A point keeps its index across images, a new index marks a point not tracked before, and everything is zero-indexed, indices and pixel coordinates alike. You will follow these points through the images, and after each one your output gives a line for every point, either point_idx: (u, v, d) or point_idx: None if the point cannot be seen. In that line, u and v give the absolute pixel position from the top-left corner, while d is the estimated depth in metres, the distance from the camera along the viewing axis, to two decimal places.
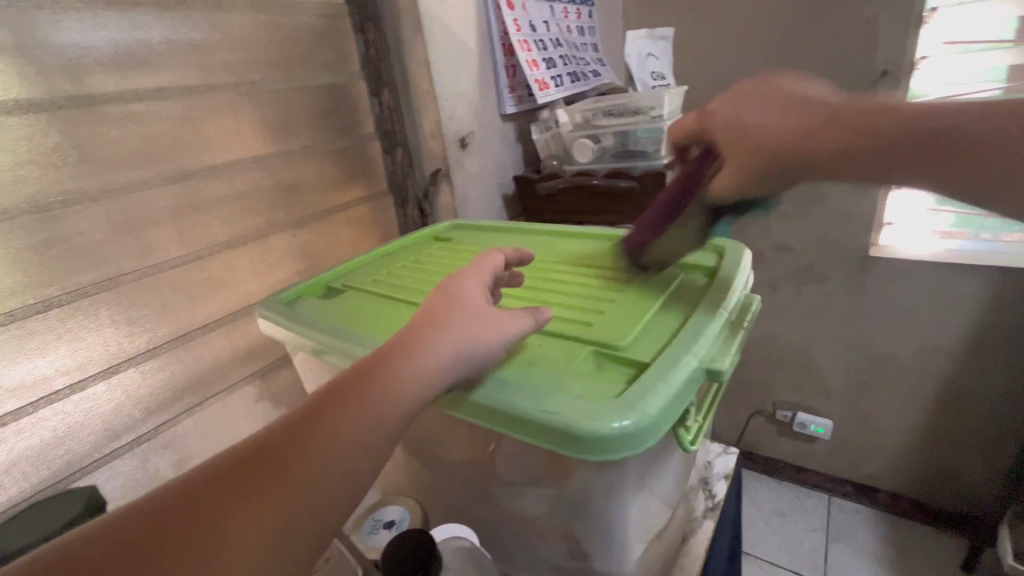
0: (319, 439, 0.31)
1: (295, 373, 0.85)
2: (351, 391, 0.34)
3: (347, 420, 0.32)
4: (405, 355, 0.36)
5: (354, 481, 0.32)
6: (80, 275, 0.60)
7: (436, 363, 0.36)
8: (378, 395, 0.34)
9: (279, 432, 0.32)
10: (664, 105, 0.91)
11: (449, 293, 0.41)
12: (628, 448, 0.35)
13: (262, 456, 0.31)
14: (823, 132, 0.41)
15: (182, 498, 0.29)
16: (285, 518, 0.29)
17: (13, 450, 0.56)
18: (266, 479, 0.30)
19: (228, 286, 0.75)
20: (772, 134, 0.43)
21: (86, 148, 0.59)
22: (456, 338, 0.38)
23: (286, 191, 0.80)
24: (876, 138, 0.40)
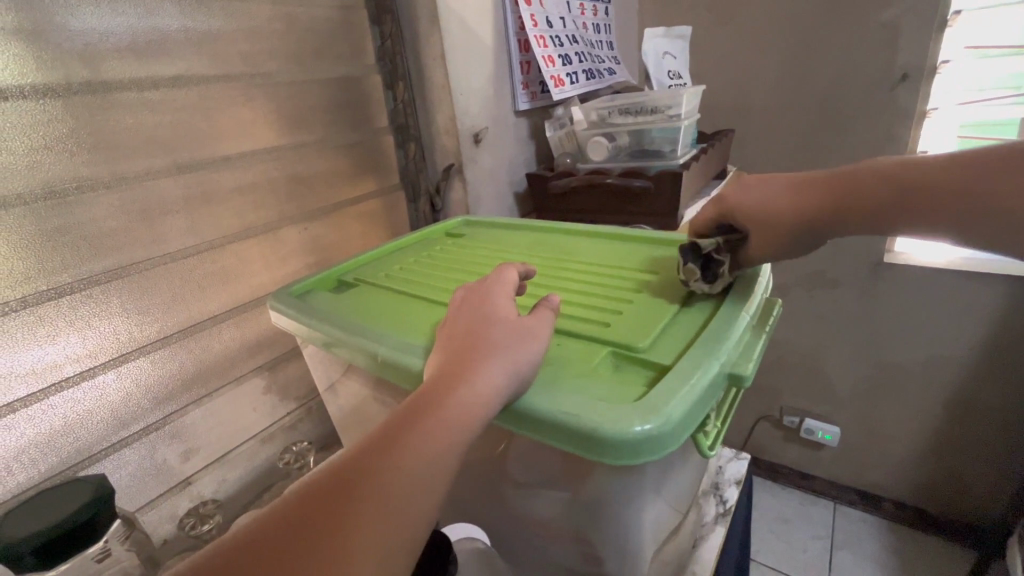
0: (388, 473, 0.30)
1: (302, 366, 0.85)
2: (410, 417, 0.33)
3: (411, 449, 0.31)
4: (455, 373, 0.35)
5: (424, 513, 0.30)
6: (92, 262, 0.59)
7: (487, 381, 0.35)
8: (420, 420, 0.32)
9: (343, 467, 0.31)
10: (681, 104, 0.90)
11: (476, 309, 0.41)
12: (652, 451, 0.34)
13: (331, 496, 0.29)
14: (840, 198, 0.47)
15: (252, 548, 0.28)
16: (365, 562, 0.27)
17: (23, 436, 0.56)
18: (338, 520, 0.28)
19: (238, 277, 0.74)
20: (794, 206, 0.49)
21: (101, 135, 0.59)
22: (500, 353, 0.37)
23: (299, 183, 0.80)
24: (895, 197, 0.45)
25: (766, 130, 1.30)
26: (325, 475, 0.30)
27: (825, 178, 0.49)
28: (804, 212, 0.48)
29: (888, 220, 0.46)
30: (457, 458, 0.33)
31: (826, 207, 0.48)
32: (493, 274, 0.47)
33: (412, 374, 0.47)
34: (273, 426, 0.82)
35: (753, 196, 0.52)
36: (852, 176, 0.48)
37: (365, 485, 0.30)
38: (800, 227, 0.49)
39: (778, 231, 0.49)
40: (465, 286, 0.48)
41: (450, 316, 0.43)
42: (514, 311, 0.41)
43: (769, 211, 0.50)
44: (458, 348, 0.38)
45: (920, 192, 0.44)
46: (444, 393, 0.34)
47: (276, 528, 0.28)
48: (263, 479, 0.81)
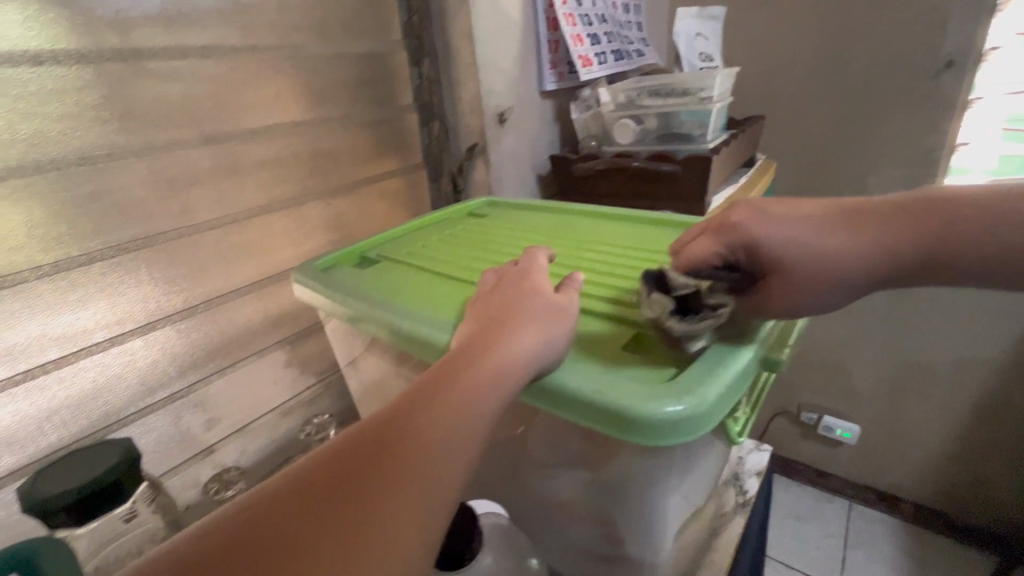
0: (422, 436, 0.29)
1: (322, 343, 0.85)
2: (444, 383, 0.32)
3: (445, 414, 0.31)
4: (490, 342, 0.35)
5: (456, 481, 0.29)
6: (122, 230, 0.60)
7: (522, 353, 0.35)
8: (459, 383, 0.32)
9: (375, 429, 0.30)
10: (714, 87, 0.88)
11: (513, 287, 0.41)
12: (685, 433, 0.34)
13: (364, 456, 0.28)
14: (886, 246, 0.41)
15: (275, 506, 0.26)
16: (398, 526, 0.26)
17: (55, 398, 0.57)
18: (370, 482, 0.27)
19: (262, 251, 0.75)
20: (842, 253, 0.41)
21: (130, 103, 0.59)
22: (534, 327, 0.37)
23: (322, 159, 0.80)
24: (938, 244, 0.41)
25: (798, 118, 1.26)
26: (357, 436, 0.29)
27: (865, 220, 0.42)
28: (852, 263, 0.41)
29: (930, 266, 0.41)
30: (490, 428, 0.32)
31: (873, 257, 0.41)
32: (523, 257, 0.47)
33: (437, 348, 0.47)
34: (293, 399, 0.83)
35: (780, 236, 0.41)
36: (894, 220, 0.42)
37: (399, 447, 0.29)
38: (846, 281, 0.41)
39: (824, 287, 0.41)
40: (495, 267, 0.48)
41: (481, 293, 0.43)
42: (547, 288, 0.41)
43: (811, 261, 0.41)
44: (490, 320, 0.38)
45: (966, 235, 0.40)
46: (480, 361, 0.34)
47: (305, 486, 0.27)
48: (281, 451, 0.82)
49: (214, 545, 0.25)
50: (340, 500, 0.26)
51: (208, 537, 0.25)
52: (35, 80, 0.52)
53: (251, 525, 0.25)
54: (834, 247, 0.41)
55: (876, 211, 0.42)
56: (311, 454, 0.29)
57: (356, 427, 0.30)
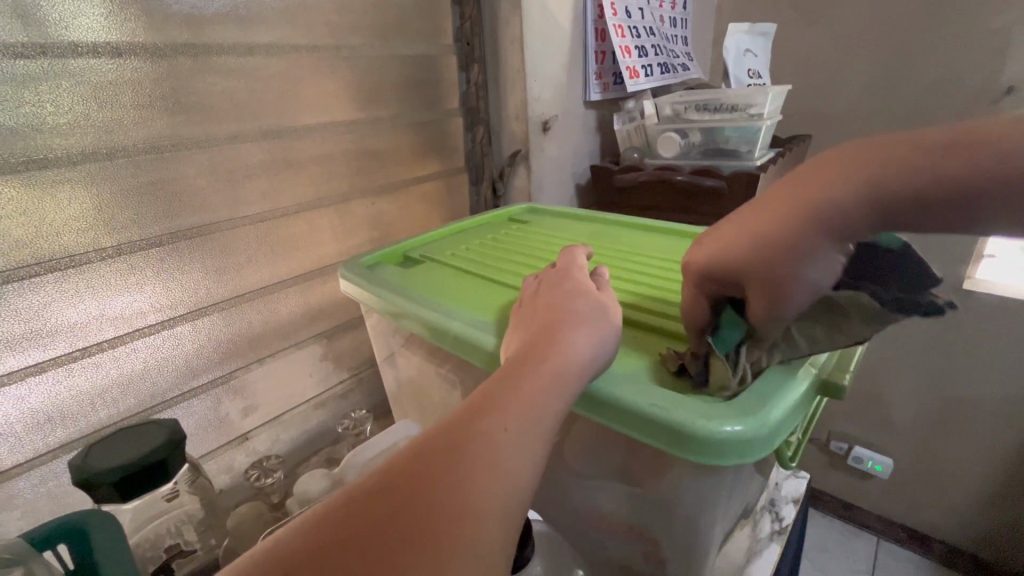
0: (488, 440, 0.30)
1: (357, 338, 0.86)
2: (503, 387, 0.32)
3: (508, 417, 0.31)
4: (546, 345, 0.35)
5: (523, 481, 0.30)
6: (180, 218, 0.62)
7: (577, 358, 0.35)
8: (522, 388, 0.32)
9: (444, 432, 0.30)
10: (765, 103, 0.86)
11: (562, 290, 0.41)
12: (748, 454, 0.33)
13: (434, 463, 0.29)
14: (823, 209, 0.33)
15: (354, 516, 0.27)
16: (474, 531, 0.27)
17: (108, 375, 0.59)
18: (443, 488, 0.28)
19: (308, 245, 0.76)
20: (760, 230, 0.35)
21: (196, 97, 0.61)
22: (587, 332, 0.37)
23: (369, 157, 0.81)
24: (878, 196, 0.32)
25: (845, 139, 1.23)
26: (424, 442, 0.30)
27: (787, 183, 0.36)
28: (775, 230, 0.35)
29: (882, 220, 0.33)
30: (552, 430, 0.32)
31: (800, 214, 0.34)
32: (563, 260, 0.47)
33: (480, 350, 0.47)
34: (326, 392, 0.84)
35: (722, 235, 0.38)
36: (823, 175, 0.34)
37: (469, 451, 0.29)
38: (772, 255, 0.35)
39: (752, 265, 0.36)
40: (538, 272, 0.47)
41: (527, 297, 0.43)
42: (594, 291, 0.41)
43: (733, 247, 0.37)
44: (540, 325, 0.38)
45: (917, 172, 0.31)
46: (536, 365, 0.34)
47: (379, 496, 0.28)
48: (312, 442, 0.83)
49: (308, 549, 0.26)
50: (418, 501, 0.27)
51: (301, 542, 0.26)
52: (110, 70, 0.55)
53: (341, 527, 0.26)
54: (755, 236, 0.36)
55: (806, 169, 0.36)
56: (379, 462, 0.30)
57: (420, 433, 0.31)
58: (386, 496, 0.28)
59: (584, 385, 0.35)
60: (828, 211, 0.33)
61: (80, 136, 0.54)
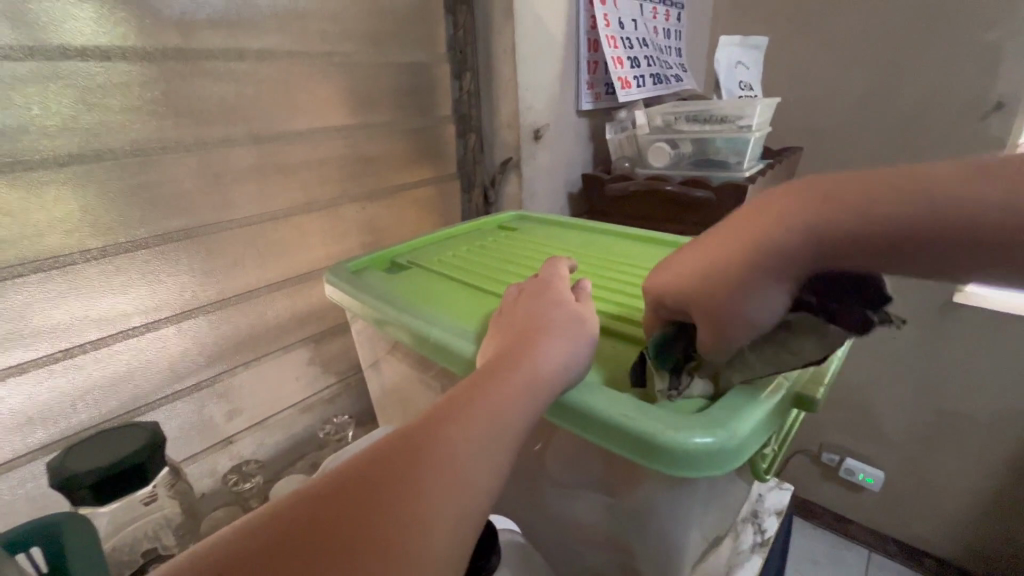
0: (453, 448, 0.30)
1: (345, 343, 0.86)
2: (472, 395, 0.32)
3: (474, 425, 0.31)
4: (521, 353, 0.35)
5: (485, 490, 0.30)
6: (168, 220, 0.62)
7: (549, 368, 0.35)
8: (494, 394, 0.32)
9: (412, 434, 0.30)
10: (754, 115, 0.87)
11: (541, 299, 0.41)
12: (717, 466, 0.33)
13: (396, 468, 0.29)
14: (764, 248, 0.34)
15: (312, 518, 0.27)
16: (431, 538, 0.27)
17: (91, 377, 0.59)
18: (402, 494, 0.28)
19: (297, 249, 0.77)
20: (707, 266, 0.36)
21: (186, 100, 0.61)
22: (560, 342, 0.37)
23: (361, 163, 0.81)
24: (852, 233, 0.32)
25: (837, 152, 1.24)
26: (388, 446, 0.30)
27: (753, 216, 0.36)
28: (727, 273, 0.35)
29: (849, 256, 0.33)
30: (520, 438, 0.32)
31: (755, 260, 0.34)
32: (545, 270, 0.47)
33: (459, 357, 0.47)
34: (312, 397, 0.84)
35: (675, 268, 0.39)
36: (775, 214, 0.35)
37: (432, 458, 0.29)
38: (739, 279, 0.35)
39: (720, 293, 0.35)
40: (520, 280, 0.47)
41: (506, 305, 0.43)
42: (572, 301, 0.41)
43: (688, 282, 0.37)
44: (516, 334, 0.38)
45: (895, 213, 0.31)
46: (508, 374, 0.34)
47: (338, 498, 0.28)
48: (297, 447, 0.83)
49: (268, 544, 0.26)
50: (381, 501, 0.27)
51: (261, 537, 0.26)
52: (100, 73, 0.55)
53: (302, 524, 0.27)
54: (699, 272, 0.37)
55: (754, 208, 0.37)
56: (342, 464, 0.30)
57: (386, 437, 0.31)
58: (349, 495, 0.28)
59: (555, 394, 0.35)
60: (770, 249, 0.34)
61: (68, 137, 0.54)
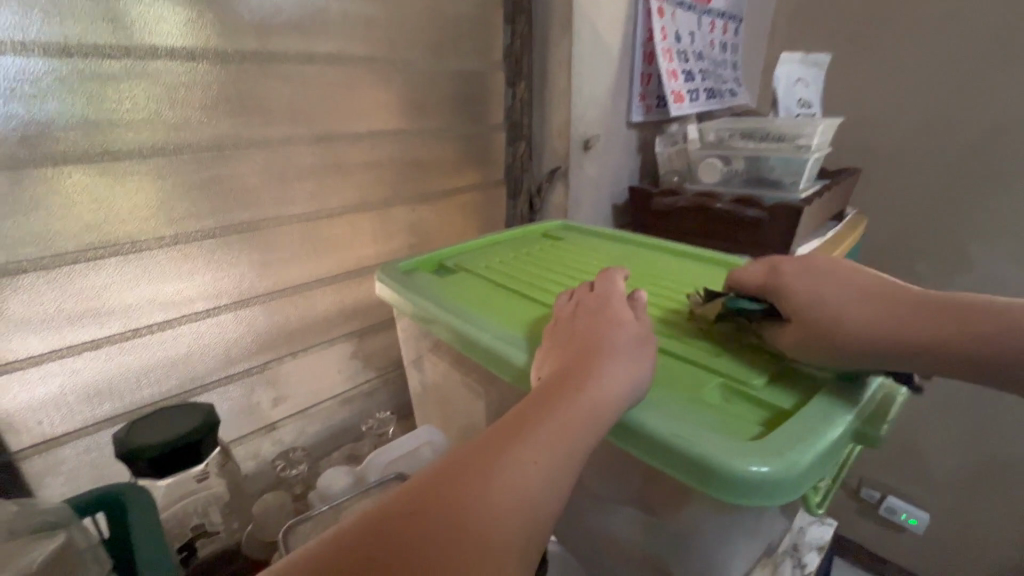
0: (519, 469, 0.30)
1: (388, 339, 0.88)
2: (534, 415, 0.33)
3: (544, 437, 0.31)
4: (587, 370, 0.36)
5: (547, 510, 0.30)
6: (234, 212, 0.66)
7: (610, 391, 0.35)
8: (565, 407, 0.33)
9: (490, 442, 0.31)
10: (814, 135, 0.84)
11: (602, 317, 0.41)
12: (773, 495, 0.32)
13: (465, 489, 0.28)
14: (882, 319, 0.39)
15: (384, 533, 0.26)
16: (499, 557, 0.27)
17: (154, 356, 0.63)
18: (472, 515, 0.27)
19: (348, 247, 0.79)
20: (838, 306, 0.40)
21: (256, 100, 0.65)
22: (620, 367, 0.36)
23: (413, 166, 0.83)
24: (965, 305, 0.40)
25: (897, 176, 1.19)
26: (455, 465, 0.30)
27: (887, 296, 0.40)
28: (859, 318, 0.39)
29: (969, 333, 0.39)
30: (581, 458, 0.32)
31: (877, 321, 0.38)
32: (597, 285, 0.46)
33: (504, 362, 0.47)
34: (353, 389, 0.86)
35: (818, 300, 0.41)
36: (908, 306, 0.39)
37: (500, 479, 0.29)
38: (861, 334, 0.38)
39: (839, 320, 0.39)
40: (573, 293, 0.47)
41: (562, 321, 0.43)
42: (630, 323, 0.41)
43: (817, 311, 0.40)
44: (572, 354, 0.38)
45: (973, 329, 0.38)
46: (570, 396, 0.34)
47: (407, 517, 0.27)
48: (335, 437, 0.85)
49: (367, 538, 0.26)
50: (469, 503, 0.28)
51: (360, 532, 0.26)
52: (182, 72, 0.58)
53: (397, 521, 0.27)
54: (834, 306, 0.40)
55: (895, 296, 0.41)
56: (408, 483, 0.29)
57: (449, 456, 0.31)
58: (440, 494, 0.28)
59: (615, 415, 0.34)
60: (894, 318, 0.38)
61: (150, 131, 0.58)
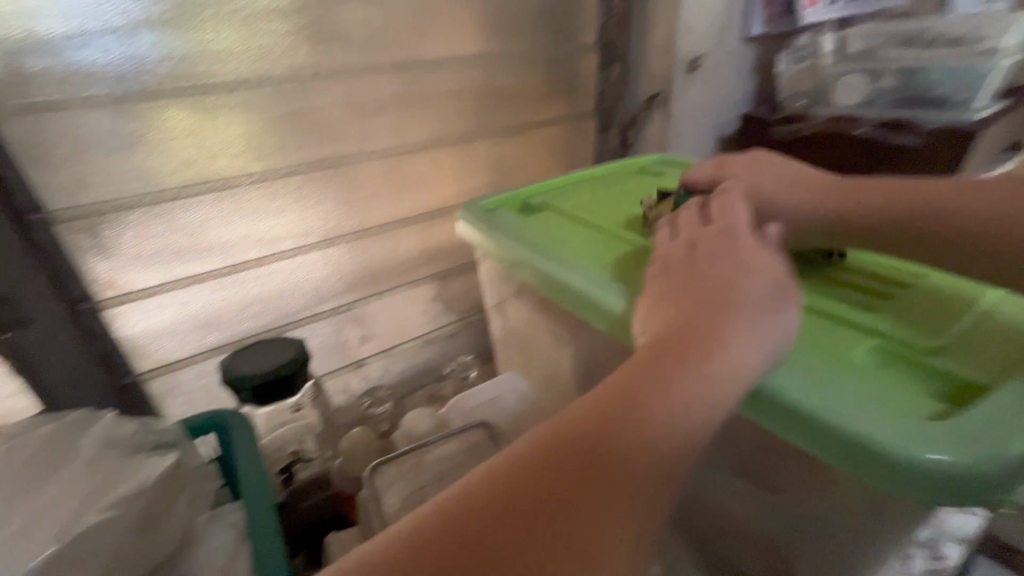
0: (652, 436, 0.25)
1: (469, 282, 0.86)
2: (652, 379, 0.26)
3: (668, 406, 0.25)
4: (719, 324, 0.28)
5: (680, 481, 0.26)
6: (317, 148, 0.64)
7: (755, 345, 0.28)
8: (693, 372, 0.27)
9: (602, 413, 0.25)
10: (1006, 33, 0.66)
11: (730, 254, 0.33)
12: (970, 498, 0.25)
13: (586, 457, 0.24)
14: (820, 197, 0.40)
15: (488, 524, 0.23)
16: (623, 548, 0.23)
17: (251, 291, 0.65)
18: (601, 490, 0.23)
19: (429, 185, 0.76)
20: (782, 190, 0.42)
21: (334, 25, 0.61)
22: (768, 316, 0.29)
23: (496, 96, 0.77)
24: (924, 184, 0.38)
25: None
26: (574, 427, 0.25)
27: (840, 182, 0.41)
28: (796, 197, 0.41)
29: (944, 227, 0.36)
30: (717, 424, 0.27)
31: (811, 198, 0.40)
32: (713, 210, 0.37)
33: (596, 309, 0.42)
34: (435, 331, 0.86)
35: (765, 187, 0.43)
36: (852, 187, 0.40)
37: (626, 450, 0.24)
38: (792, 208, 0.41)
39: (772, 196, 0.42)
40: (683, 217, 0.38)
41: (675, 251, 0.35)
42: (770, 259, 0.33)
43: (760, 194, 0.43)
44: (701, 292, 0.30)
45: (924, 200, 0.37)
46: (708, 348, 0.27)
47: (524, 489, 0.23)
48: (418, 376, 0.87)
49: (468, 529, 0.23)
50: (582, 489, 0.23)
51: (459, 520, 0.23)
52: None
53: (501, 509, 0.23)
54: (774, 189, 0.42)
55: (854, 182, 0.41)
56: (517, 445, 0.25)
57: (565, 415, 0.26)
58: (547, 478, 0.24)
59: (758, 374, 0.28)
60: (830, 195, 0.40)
61: (233, 63, 0.56)
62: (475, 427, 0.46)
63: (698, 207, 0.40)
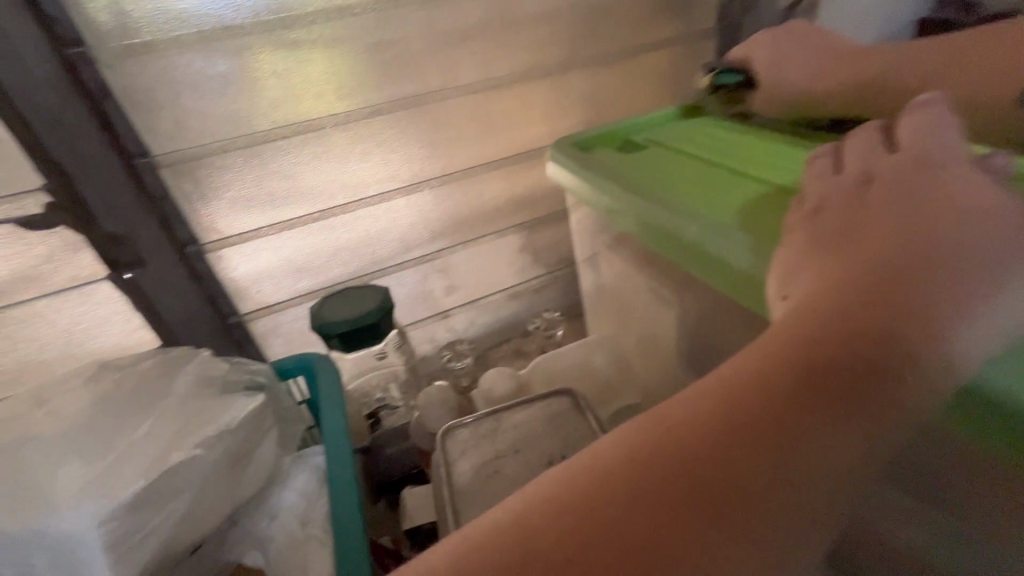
0: (828, 433, 0.18)
1: (559, 233, 0.79)
2: (830, 355, 0.19)
3: (853, 396, 0.18)
4: (930, 281, 0.20)
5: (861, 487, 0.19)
6: (401, 85, 0.60)
7: (990, 312, 0.20)
8: (891, 348, 0.19)
9: (756, 400, 0.19)
10: None
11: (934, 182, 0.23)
12: None
13: (751, 462, 0.18)
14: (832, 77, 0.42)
15: (608, 537, 0.17)
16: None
17: (340, 238, 0.65)
18: (758, 503, 0.17)
19: (517, 125, 0.69)
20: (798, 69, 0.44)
21: None
22: (1005, 269, 0.20)
23: (596, 16, 0.66)
24: (927, 53, 0.41)
25: None
26: (724, 422, 0.19)
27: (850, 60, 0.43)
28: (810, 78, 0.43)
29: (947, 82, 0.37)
30: (920, 423, 0.20)
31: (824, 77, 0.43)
32: (902, 131, 0.26)
33: (716, 264, 0.34)
34: (522, 284, 0.82)
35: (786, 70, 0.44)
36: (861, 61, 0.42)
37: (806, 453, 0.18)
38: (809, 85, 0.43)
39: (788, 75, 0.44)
40: (851, 145, 0.28)
41: (842, 192, 0.25)
42: (998, 188, 0.23)
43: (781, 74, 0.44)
44: (896, 232, 0.22)
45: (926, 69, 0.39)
46: (915, 316, 0.19)
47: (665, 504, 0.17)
48: (504, 331, 0.84)
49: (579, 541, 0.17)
50: (733, 500, 0.17)
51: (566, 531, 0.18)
52: None
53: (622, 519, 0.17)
54: (793, 70, 0.44)
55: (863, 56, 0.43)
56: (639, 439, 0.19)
57: (701, 400, 0.20)
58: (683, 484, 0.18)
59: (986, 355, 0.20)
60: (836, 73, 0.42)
61: None
62: (560, 395, 0.41)
63: (876, 129, 0.28)
